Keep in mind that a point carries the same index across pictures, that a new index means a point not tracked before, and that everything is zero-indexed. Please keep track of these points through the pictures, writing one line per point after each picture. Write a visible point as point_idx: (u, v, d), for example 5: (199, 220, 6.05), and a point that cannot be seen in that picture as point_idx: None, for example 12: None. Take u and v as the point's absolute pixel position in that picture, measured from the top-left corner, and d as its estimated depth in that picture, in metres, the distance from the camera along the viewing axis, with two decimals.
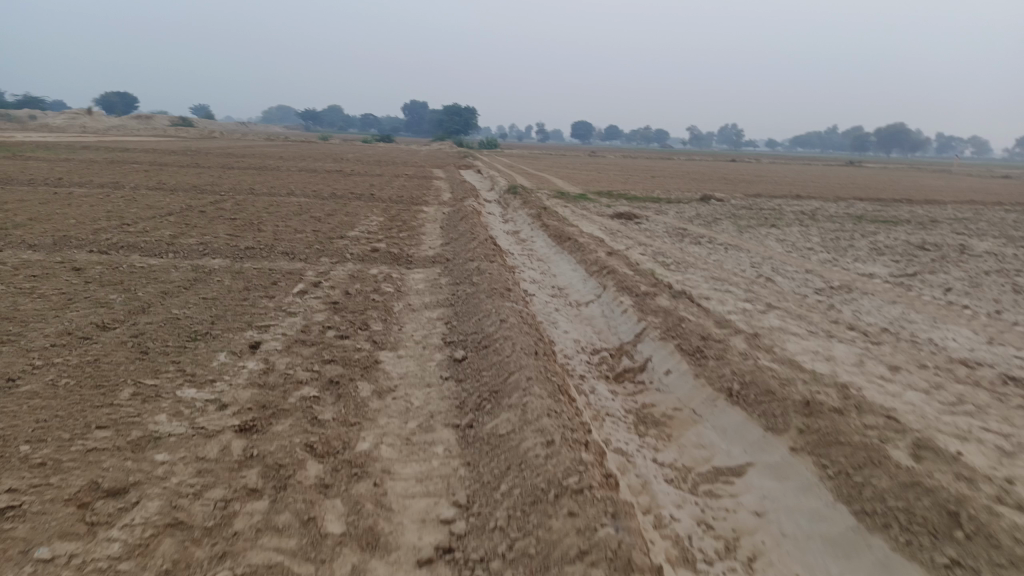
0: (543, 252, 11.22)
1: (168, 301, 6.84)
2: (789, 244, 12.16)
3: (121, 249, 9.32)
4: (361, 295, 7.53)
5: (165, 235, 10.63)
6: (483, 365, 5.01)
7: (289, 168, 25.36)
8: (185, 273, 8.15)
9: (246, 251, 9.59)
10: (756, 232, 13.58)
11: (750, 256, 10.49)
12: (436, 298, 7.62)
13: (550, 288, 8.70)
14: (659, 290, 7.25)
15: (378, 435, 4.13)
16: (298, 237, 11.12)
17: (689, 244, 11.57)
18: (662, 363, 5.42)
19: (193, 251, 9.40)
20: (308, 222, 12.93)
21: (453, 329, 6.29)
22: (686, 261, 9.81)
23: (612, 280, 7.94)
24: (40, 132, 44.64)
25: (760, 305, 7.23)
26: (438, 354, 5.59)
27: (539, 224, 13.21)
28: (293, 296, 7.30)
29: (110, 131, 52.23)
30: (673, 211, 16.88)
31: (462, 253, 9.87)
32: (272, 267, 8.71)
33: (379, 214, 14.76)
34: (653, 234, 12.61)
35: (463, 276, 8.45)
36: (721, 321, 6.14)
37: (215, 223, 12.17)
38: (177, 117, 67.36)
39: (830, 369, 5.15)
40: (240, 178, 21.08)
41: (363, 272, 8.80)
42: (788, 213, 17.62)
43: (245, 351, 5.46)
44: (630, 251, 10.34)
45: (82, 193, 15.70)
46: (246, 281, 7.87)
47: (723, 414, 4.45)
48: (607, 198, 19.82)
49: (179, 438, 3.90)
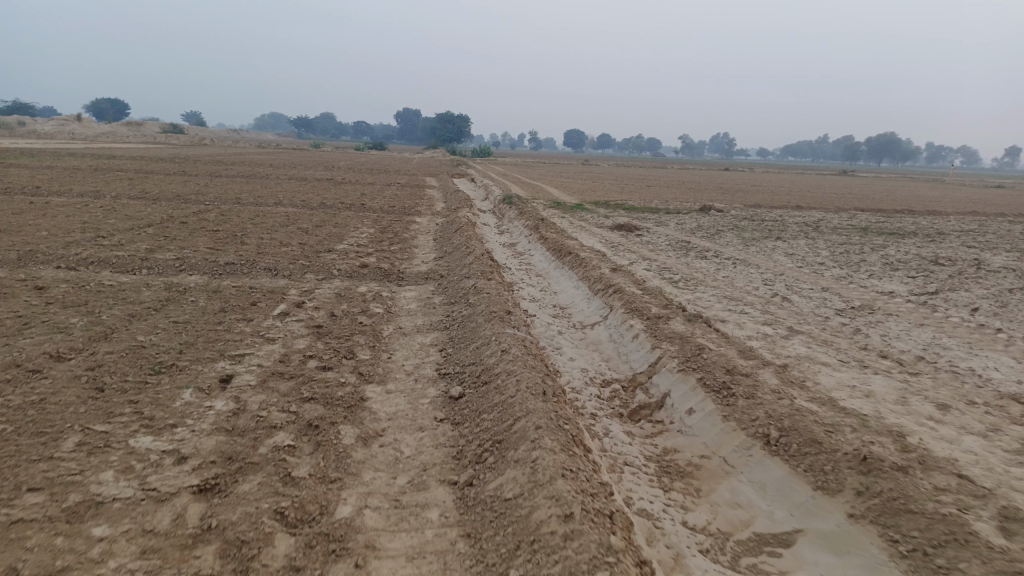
0: (542, 266, 10.64)
1: (134, 325, 6.22)
2: (798, 258, 11.62)
3: (91, 265, 8.68)
4: (348, 317, 6.93)
5: (141, 248, 10.00)
6: (483, 405, 4.41)
7: (278, 176, 24.79)
8: (156, 292, 7.53)
9: (226, 267, 8.97)
10: (763, 245, 13.04)
11: (761, 272, 9.95)
12: (429, 320, 7.02)
13: (552, 307, 8.13)
14: (671, 312, 6.68)
15: (362, 495, 3.52)
16: (284, 250, 10.52)
17: (695, 258, 11.02)
18: (683, 402, 4.83)
19: (168, 267, 8.77)
20: (295, 234, 12.32)
21: (449, 358, 5.69)
22: (694, 278, 9.25)
23: (620, 299, 7.36)
24: (27, 137, 44.13)
25: (781, 330, 6.65)
26: (431, 390, 4.99)
27: (537, 237, 12.64)
28: (273, 320, 6.68)
29: (99, 137, 51.68)
30: (673, 223, 16.35)
31: (457, 269, 9.29)
32: (253, 285, 8.10)
33: (370, 225, 14.18)
34: (655, 247, 12.07)
35: (458, 295, 7.85)
36: (745, 350, 5.56)
37: (197, 235, 11.56)
38: (168, 124, 66.81)
39: (875, 409, 4.56)
40: (227, 187, 20.44)
41: (351, 290, 8.19)
42: (793, 225, 17.11)
43: (214, 387, 4.84)
44: (635, 266, 9.77)
45: (59, 203, 15.05)
46: (222, 302, 7.26)
47: (760, 468, 3.86)
48: (606, 208, 19.31)
49: (124, 505, 3.28)
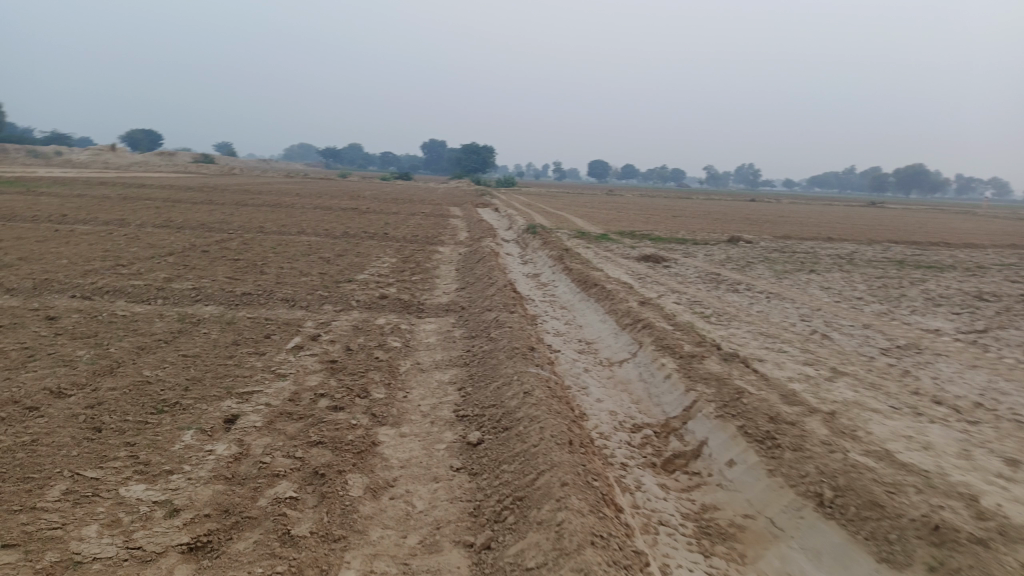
0: (567, 299, 10.30)
1: (140, 359, 5.96)
2: (835, 292, 11.16)
3: (106, 295, 8.51)
4: (364, 352, 6.63)
5: (159, 278, 9.84)
6: (504, 455, 4.05)
7: (303, 205, 24.85)
8: (168, 324, 7.29)
9: (243, 297, 8.74)
10: (796, 278, 12.59)
11: (796, 307, 9.52)
12: (449, 356, 6.69)
13: (577, 341, 7.77)
14: (705, 350, 6.29)
15: (368, 558, 3.17)
16: (303, 280, 10.30)
17: (727, 291, 10.61)
18: (723, 453, 4.43)
19: (184, 297, 8.57)
20: (315, 263, 12.13)
21: (468, 399, 5.34)
22: (727, 312, 8.84)
23: (650, 336, 6.98)
24: (62, 166, 45.12)
25: (823, 371, 6.22)
26: (449, 435, 4.64)
27: (562, 268, 12.32)
28: (286, 354, 6.39)
29: (131, 166, 52.74)
30: (701, 254, 15.96)
31: (479, 301, 8.98)
32: (269, 317, 7.85)
33: (392, 255, 13.98)
34: (684, 280, 11.69)
35: (480, 329, 7.52)
36: (788, 395, 5.15)
37: (216, 264, 11.40)
38: (198, 154, 68.08)
39: (937, 464, 4.14)
40: (251, 216, 20.47)
41: (368, 322, 7.91)
42: (825, 257, 16.63)
43: (217, 429, 4.53)
44: (664, 300, 9.39)
45: (83, 231, 15.05)
46: (235, 334, 7.00)
47: (814, 533, 3.44)
48: (631, 239, 19.00)
49: (105, 566, 2.95)
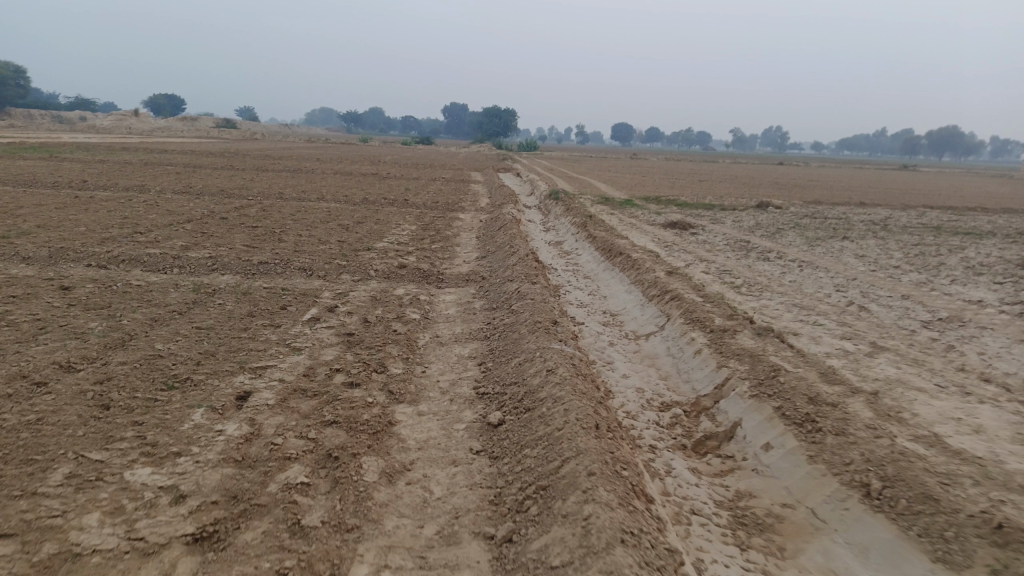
0: (590, 268, 10.01)
1: (153, 332, 5.80)
2: (869, 260, 10.74)
3: (122, 264, 8.38)
4: (381, 324, 6.43)
5: (176, 246, 9.69)
6: (526, 438, 3.83)
7: (323, 171, 24.66)
8: (182, 294, 7.14)
9: (259, 266, 8.57)
10: (828, 245, 12.16)
11: (830, 277, 9.15)
12: (469, 329, 6.46)
13: (601, 313, 7.51)
14: (737, 324, 5.99)
15: (382, 550, 2.98)
16: (321, 248, 10.11)
17: (757, 260, 10.24)
18: (759, 436, 4.18)
19: (199, 266, 8.41)
20: (334, 231, 11.93)
21: (488, 375, 5.11)
22: (758, 282, 8.51)
23: (678, 308, 6.68)
24: (86, 132, 45.30)
25: (862, 347, 5.91)
26: (468, 414, 4.43)
27: (585, 236, 12.01)
28: (301, 326, 6.20)
29: (153, 132, 52.82)
30: (729, 220, 15.51)
31: (501, 270, 8.73)
32: (285, 287, 7.66)
33: (412, 222, 13.74)
34: (711, 248, 11.32)
35: (501, 301, 7.28)
36: (827, 373, 4.86)
37: (234, 232, 11.24)
38: (220, 119, 68.02)
39: (992, 450, 3.84)
40: (271, 182, 20.31)
41: (387, 293, 7.70)
42: (858, 223, 16.11)
43: (228, 407, 4.35)
44: (692, 269, 9.07)
45: (103, 198, 14.98)
46: (250, 305, 6.83)
47: (861, 527, 3.19)
48: (656, 205, 18.58)
49: (104, 559, 2.79)
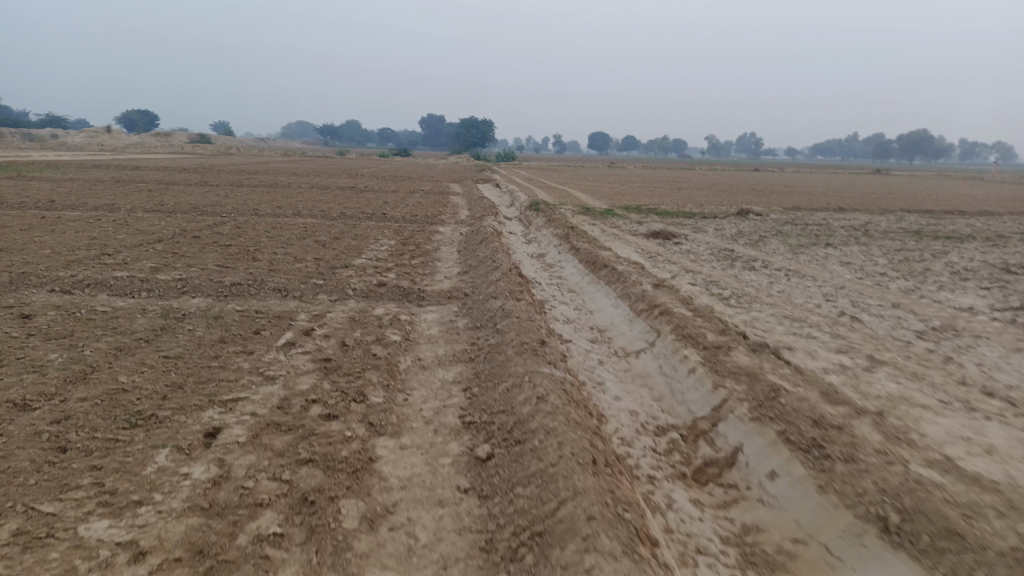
0: (575, 281, 9.78)
1: (117, 363, 5.46)
2: (855, 268, 10.63)
3: (87, 288, 8.01)
4: (360, 348, 6.14)
5: (145, 267, 9.33)
6: (518, 475, 3.57)
7: (299, 185, 24.30)
8: (149, 320, 6.80)
9: (232, 288, 8.24)
10: (813, 253, 12.04)
11: (819, 286, 9.00)
12: (452, 350, 6.19)
13: (589, 329, 7.28)
14: (730, 340, 5.78)
15: None
16: (297, 266, 9.80)
17: (743, 269, 10.08)
18: (763, 464, 3.95)
19: (169, 289, 8.07)
20: (311, 248, 11.61)
21: (475, 402, 4.84)
22: (747, 294, 8.33)
23: (669, 323, 6.46)
24: (57, 149, 44.52)
25: (859, 361, 5.72)
26: (454, 447, 4.15)
27: (568, 248, 11.79)
28: (276, 352, 5.89)
29: (126, 147, 52.06)
30: (711, 229, 15.39)
31: (483, 286, 8.48)
32: (259, 310, 7.34)
33: (391, 236, 13.46)
34: (696, 257, 11.15)
35: (485, 319, 7.02)
36: (829, 391, 4.65)
37: (207, 251, 10.88)
38: (194, 134, 67.25)
39: (1008, 474, 3.64)
40: (246, 197, 19.93)
41: (366, 313, 7.41)
42: (839, 229, 16.07)
43: (195, 447, 4.05)
44: (678, 281, 8.88)
45: (70, 217, 14.52)
46: (222, 330, 6.50)
47: (880, 566, 2.97)
48: (637, 214, 18.45)
49: None
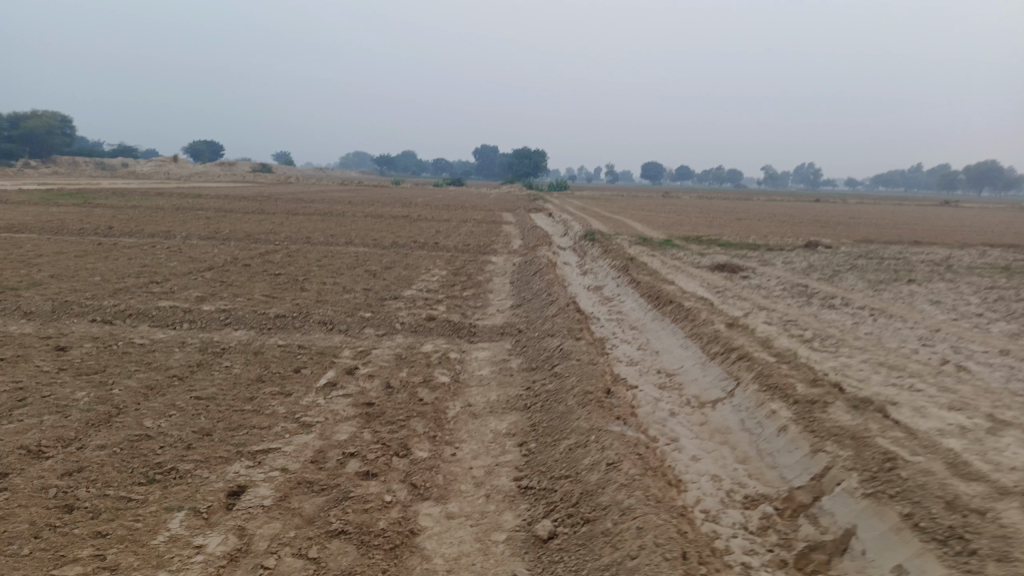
0: (637, 317, 9.13)
1: (145, 403, 5.05)
2: (947, 307, 9.71)
3: (129, 319, 7.72)
4: (407, 389, 5.63)
5: (190, 297, 9.06)
6: (588, 567, 2.94)
7: (353, 213, 24.29)
8: (185, 355, 6.41)
9: (276, 320, 7.85)
10: (895, 289, 11.14)
11: (910, 327, 8.16)
12: (506, 395, 5.61)
13: (656, 373, 6.62)
14: (825, 393, 5.06)
15: None
16: (345, 297, 9.41)
17: (822, 307, 9.29)
18: (886, 556, 3.24)
19: (211, 321, 7.72)
20: (361, 278, 11.24)
21: (532, 461, 4.23)
22: (831, 335, 7.55)
23: (750, 370, 5.77)
24: (126, 178, 46.15)
25: (980, 420, 4.93)
26: (509, 519, 3.54)
27: (628, 280, 11.14)
28: (316, 394, 5.41)
29: (190, 176, 53.77)
30: (779, 262, 14.53)
31: (540, 322, 7.91)
32: (302, 345, 6.92)
33: (442, 267, 13.04)
34: (768, 293, 10.37)
35: (541, 360, 6.43)
36: (956, 462, 3.90)
37: (256, 281, 10.61)
38: (257, 163, 69.18)
39: None
40: (299, 225, 19.91)
41: (414, 350, 6.91)
42: (919, 263, 15.04)
43: (214, 511, 3.54)
44: (752, 320, 8.15)
45: (127, 244, 14.56)
46: (261, 367, 6.06)
47: None
48: (698, 245, 17.70)
49: None
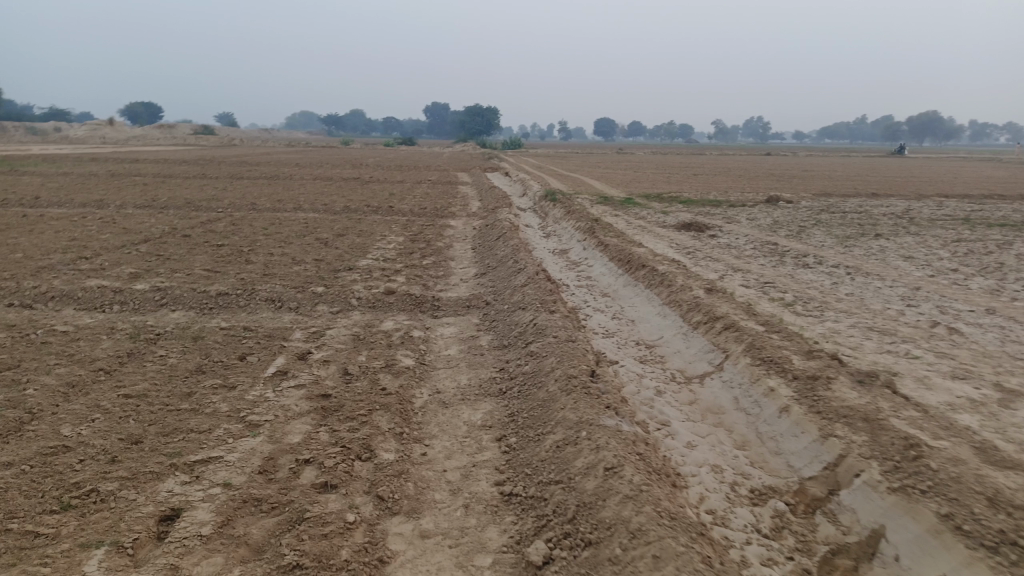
0: (607, 282, 8.66)
1: (64, 406, 4.37)
2: (921, 263, 9.48)
3: (51, 302, 6.92)
4: (367, 375, 5.06)
5: (122, 275, 8.24)
6: None
7: (302, 177, 23.22)
8: (114, 344, 5.69)
9: (218, 299, 7.14)
10: (866, 245, 10.90)
11: (890, 286, 7.87)
12: (477, 378, 5.09)
13: (635, 345, 6.17)
14: (825, 367, 4.67)
15: None
16: (295, 270, 8.72)
17: (797, 267, 8.96)
18: (925, 564, 2.86)
19: (146, 302, 6.97)
20: (312, 247, 10.50)
21: (514, 461, 3.74)
22: (813, 297, 7.21)
23: (740, 342, 5.35)
24: (57, 143, 43.62)
25: (988, 389, 4.61)
26: (495, 537, 3.04)
27: (595, 243, 10.63)
28: (264, 387, 4.81)
29: (128, 140, 51.29)
30: (744, 219, 14.18)
31: (508, 293, 7.38)
32: (247, 326, 6.25)
33: (399, 232, 12.36)
34: (740, 253, 10.01)
35: (513, 336, 5.91)
36: (984, 447, 3.55)
37: (197, 253, 9.79)
38: (199, 125, 66.36)
39: None
40: (245, 190, 18.87)
41: (373, 329, 6.31)
42: (882, 217, 14.91)
43: (141, 546, 2.96)
44: (729, 283, 7.75)
45: (54, 216, 13.45)
46: (200, 355, 5.40)
47: None
48: (660, 202, 17.33)
49: None
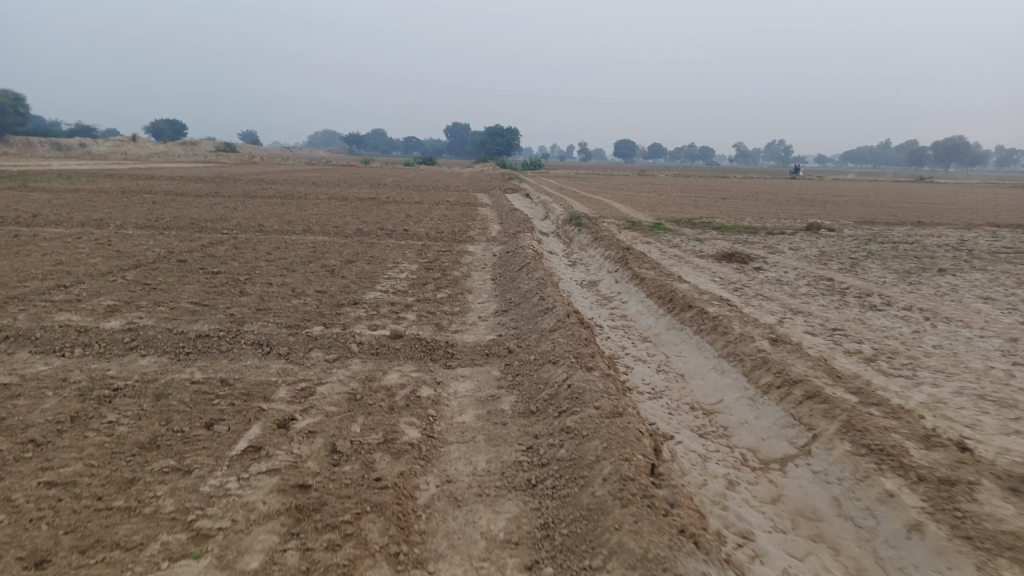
0: (647, 323, 7.58)
1: None
2: (1005, 306, 8.29)
3: (3, 344, 5.95)
4: (359, 456, 3.99)
5: (96, 309, 7.26)
6: None
7: (317, 196, 22.43)
8: (56, 404, 4.66)
9: (197, 342, 6.12)
10: (932, 283, 9.72)
11: (982, 336, 6.71)
12: (499, 460, 4.02)
13: (690, 411, 5.06)
14: (958, 465, 3.55)
15: None
16: (292, 304, 7.71)
17: (863, 309, 7.83)
18: None
19: (113, 346, 5.97)
20: (315, 276, 9.51)
21: None
22: (896, 351, 6.07)
23: (831, 419, 4.24)
24: (78, 158, 43.46)
25: None
26: None
27: (628, 276, 9.56)
28: (229, 472, 3.76)
29: (148, 156, 51.21)
30: (786, 249, 13.03)
31: (534, 340, 6.32)
32: (223, 379, 5.22)
33: (412, 259, 11.37)
34: (793, 290, 8.89)
35: (543, 400, 4.84)
36: None
37: (188, 283, 8.83)
38: (221, 143, 66.40)
39: None
40: (256, 210, 18.01)
41: (373, 385, 5.25)
42: (939, 249, 13.68)
43: None
44: (793, 331, 6.63)
45: (47, 236, 12.59)
46: (158, 422, 4.38)
47: None
48: (693, 228, 16.26)
49: None
